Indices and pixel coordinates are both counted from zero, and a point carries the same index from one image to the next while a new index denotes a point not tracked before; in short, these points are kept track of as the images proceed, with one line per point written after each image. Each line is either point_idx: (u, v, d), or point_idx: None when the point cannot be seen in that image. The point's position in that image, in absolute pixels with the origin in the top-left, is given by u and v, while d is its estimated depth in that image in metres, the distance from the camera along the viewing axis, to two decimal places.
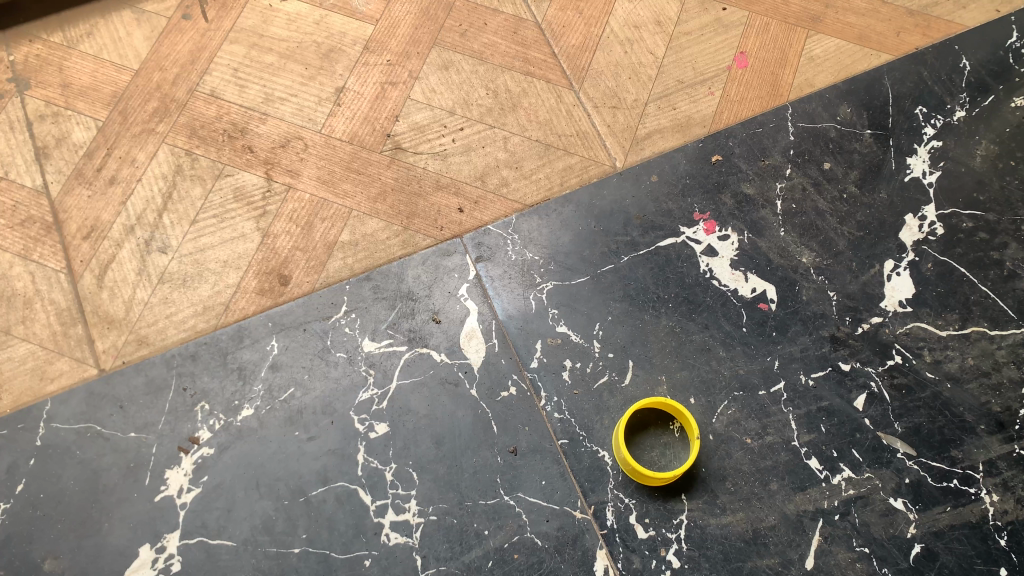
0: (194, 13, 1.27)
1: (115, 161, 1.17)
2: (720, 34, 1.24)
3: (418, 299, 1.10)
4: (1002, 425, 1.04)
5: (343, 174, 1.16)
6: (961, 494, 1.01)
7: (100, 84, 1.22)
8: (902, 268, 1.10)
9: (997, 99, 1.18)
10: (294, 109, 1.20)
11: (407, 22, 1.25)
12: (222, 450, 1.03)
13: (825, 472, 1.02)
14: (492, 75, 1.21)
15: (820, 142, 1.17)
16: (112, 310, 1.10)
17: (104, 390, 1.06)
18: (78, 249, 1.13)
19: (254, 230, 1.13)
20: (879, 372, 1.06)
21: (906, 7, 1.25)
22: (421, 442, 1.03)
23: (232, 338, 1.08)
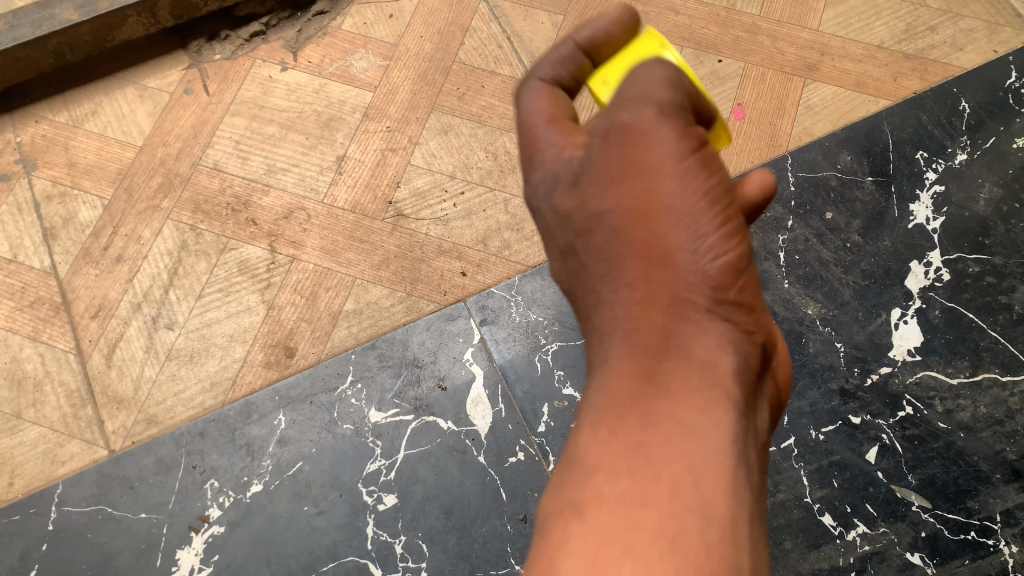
0: (196, 88, 1.29)
1: (121, 239, 1.19)
2: (717, 85, 1.23)
3: (423, 365, 1.10)
4: (1018, 473, 1.02)
5: (347, 243, 1.17)
6: (979, 546, 0.99)
7: (105, 162, 1.24)
8: (909, 317, 1.09)
9: (998, 141, 1.17)
10: (296, 179, 1.22)
11: (406, 88, 1.26)
12: (232, 527, 1.03)
13: (839, 529, 1.01)
14: (491, 138, 1.22)
15: (821, 191, 1.16)
16: (120, 390, 1.11)
17: (114, 470, 1.06)
18: (86, 328, 1.14)
19: (259, 303, 1.14)
20: (890, 424, 1.05)
21: (903, 51, 1.24)
22: (430, 513, 1.03)
23: (240, 413, 1.09)
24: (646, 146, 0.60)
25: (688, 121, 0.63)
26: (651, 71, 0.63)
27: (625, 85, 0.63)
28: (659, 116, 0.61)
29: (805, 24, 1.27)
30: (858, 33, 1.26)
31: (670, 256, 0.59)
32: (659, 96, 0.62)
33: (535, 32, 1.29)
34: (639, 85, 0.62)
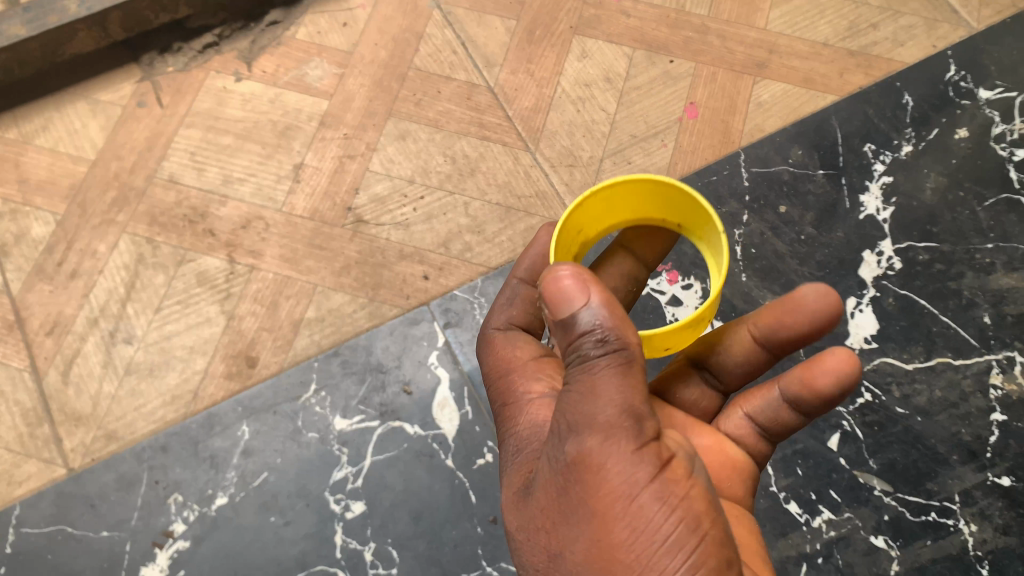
0: (149, 100, 1.27)
1: (76, 254, 1.18)
2: (669, 86, 1.26)
3: (388, 371, 1.10)
4: (974, 454, 1.04)
5: (306, 250, 1.16)
6: (940, 527, 1.01)
7: (57, 177, 1.22)
8: (864, 305, 1.11)
9: (941, 132, 1.21)
10: (253, 189, 1.21)
11: (362, 95, 1.26)
12: (197, 542, 1.03)
13: (805, 516, 1.02)
14: (448, 142, 1.23)
15: (774, 186, 1.18)
16: (79, 407, 1.09)
17: (73, 489, 1.04)
18: (42, 346, 1.13)
19: (219, 314, 1.14)
20: (850, 411, 1.07)
21: (847, 48, 1.28)
22: (399, 518, 1.02)
23: (202, 426, 1.07)
24: (596, 412, 0.61)
25: (639, 408, 0.62)
26: (605, 379, 0.61)
27: (550, 300, 0.64)
28: (619, 412, 0.61)
29: (753, 23, 1.30)
30: (804, 31, 1.29)
31: (624, 495, 0.61)
32: (608, 402, 0.61)
33: (489, 37, 1.30)
34: (590, 380, 0.62)
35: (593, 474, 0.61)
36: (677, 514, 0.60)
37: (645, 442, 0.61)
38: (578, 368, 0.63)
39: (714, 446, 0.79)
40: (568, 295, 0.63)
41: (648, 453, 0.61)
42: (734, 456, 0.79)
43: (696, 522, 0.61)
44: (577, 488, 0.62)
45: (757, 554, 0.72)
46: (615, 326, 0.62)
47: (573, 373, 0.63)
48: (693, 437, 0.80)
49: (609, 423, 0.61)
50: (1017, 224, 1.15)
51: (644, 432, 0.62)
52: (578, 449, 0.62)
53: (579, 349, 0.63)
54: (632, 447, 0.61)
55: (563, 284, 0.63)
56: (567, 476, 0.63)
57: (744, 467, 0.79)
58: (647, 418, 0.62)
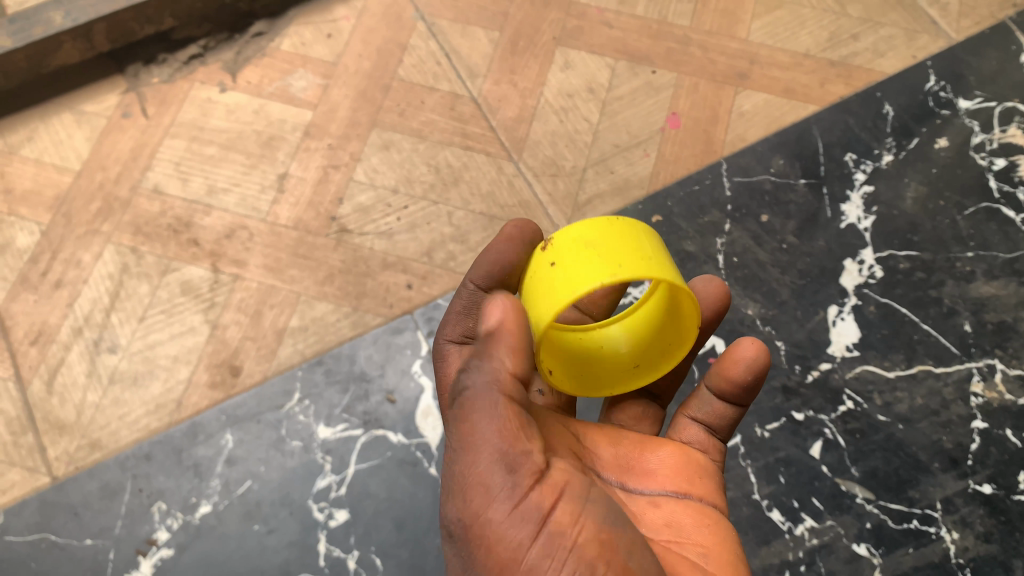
0: (134, 111, 1.28)
1: (60, 264, 1.18)
2: (651, 96, 1.26)
3: (371, 380, 1.10)
4: (955, 462, 1.05)
5: (290, 260, 1.17)
6: (922, 534, 1.02)
7: (42, 188, 1.23)
8: (845, 313, 1.12)
9: (922, 142, 1.21)
10: (237, 199, 1.22)
11: (346, 105, 1.27)
12: (181, 550, 1.02)
13: (787, 524, 1.02)
14: (432, 152, 1.23)
15: (756, 195, 1.19)
16: (62, 416, 1.09)
17: (57, 497, 1.04)
18: (25, 355, 1.13)
19: (203, 323, 1.14)
20: (833, 419, 1.07)
21: (828, 58, 1.29)
22: (382, 527, 1.02)
23: (186, 435, 1.08)
24: (487, 475, 0.66)
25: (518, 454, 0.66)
26: (484, 420, 0.67)
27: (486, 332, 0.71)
28: (493, 461, 0.66)
29: (735, 34, 1.31)
30: (785, 42, 1.30)
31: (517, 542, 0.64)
32: (490, 450, 0.66)
33: (472, 48, 1.31)
34: (471, 426, 0.68)
35: (485, 536, 0.65)
36: (568, 564, 0.63)
37: (526, 489, 0.65)
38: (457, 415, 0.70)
39: (679, 454, 0.82)
40: (495, 325, 0.70)
41: (533, 503, 0.65)
42: (697, 457, 0.83)
43: (587, 569, 0.63)
44: (473, 551, 0.66)
45: (728, 558, 0.74)
46: (498, 362, 0.69)
47: (457, 414, 0.70)
48: (656, 452, 0.82)
49: (495, 484, 0.65)
50: (997, 233, 1.15)
51: (522, 480, 0.65)
52: (467, 514, 0.67)
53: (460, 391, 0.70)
54: (517, 494, 0.65)
55: (492, 313, 0.71)
56: (462, 544, 0.67)
57: (708, 468, 0.83)
58: (525, 465, 0.66)
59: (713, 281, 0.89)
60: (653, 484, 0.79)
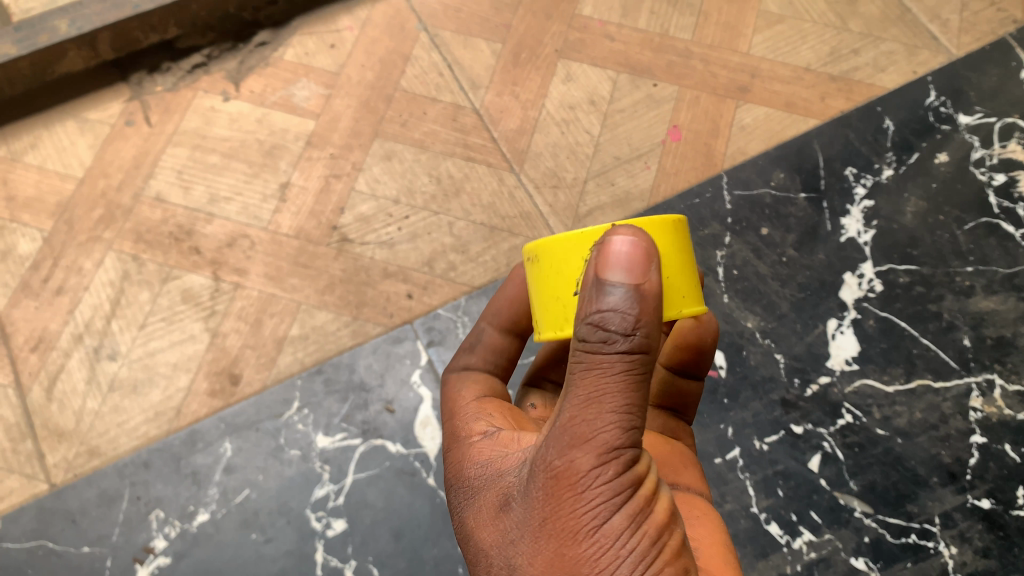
0: (137, 119, 1.29)
1: (62, 271, 1.18)
2: (653, 109, 1.27)
3: (370, 389, 1.10)
4: (954, 476, 1.05)
5: (291, 268, 1.17)
6: (920, 549, 1.01)
7: (45, 195, 1.23)
8: (845, 326, 1.12)
9: (922, 156, 1.22)
10: (239, 208, 1.22)
11: (348, 115, 1.27)
12: (178, 558, 1.02)
13: (785, 537, 1.02)
14: (434, 162, 1.24)
15: (756, 208, 1.19)
16: (61, 423, 1.10)
17: (55, 504, 1.05)
18: (26, 361, 1.14)
19: (203, 331, 1.14)
20: (831, 432, 1.07)
21: (830, 73, 1.29)
22: (380, 536, 1.02)
23: (185, 443, 1.08)
24: (601, 430, 0.58)
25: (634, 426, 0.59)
26: (618, 371, 0.58)
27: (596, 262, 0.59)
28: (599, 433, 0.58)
29: (736, 48, 1.31)
30: (786, 56, 1.31)
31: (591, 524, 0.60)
32: (613, 401, 0.58)
33: (475, 60, 1.31)
34: (605, 372, 0.58)
35: (576, 488, 0.59)
36: (638, 530, 0.61)
37: (634, 453, 0.60)
38: (584, 362, 0.59)
39: (660, 448, 0.87)
40: (625, 261, 0.58)
41: (628, 469, 0.60)
42: (676, 449, 0.88)
43: (657, 532, 0.62)
44: (552, 499, 0.60)
45: (720, 539, 0.75)
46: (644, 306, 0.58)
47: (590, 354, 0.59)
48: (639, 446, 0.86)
49: (605, 441, 0.58)
50: (997, 248, 1.16)
51: (633, 441, 0.59)
52: (564, 458, 0.59)
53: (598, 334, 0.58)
54: (622, 456, 0.59)
55: (618, 250, 0.58)
56: (545, 486, 0.60)
57: (688, 460, 0.87)
58: (642, 428, 0.60)
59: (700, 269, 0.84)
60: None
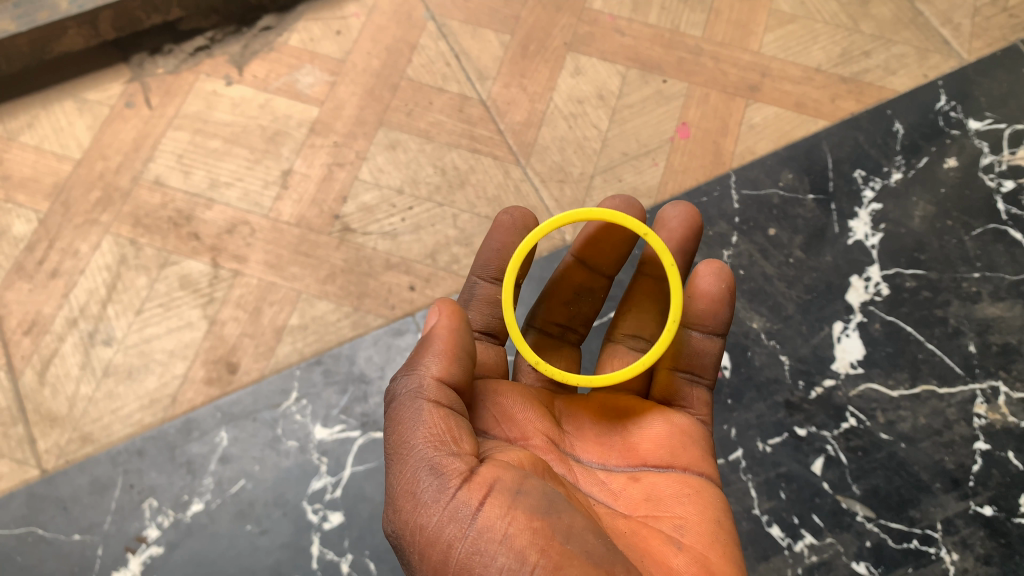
0: (137, 101, 1.26)
1: (57, 253, 1.16)
2: (662, 105, 1.26)
3: (370, 381, 1.08)
4: (957, 482, 1.04)
5: (291, 257, 1.15)
6: (921, 554, 1.01)
7: (41, 175, 1.21)
8: (851, 329, 1.11)
9: (931, 160, 1.21)
10: (240, 194, 1.20)
11: (353, 103, 1.26)
12: (171, 548, 1.01)
13: (787, 540, 1.01)
14: (439, 153, 1.22)
15: (764, 208, 1.18)
16: (54, 408, 1.08)
17: (45, 491, 1.03)
18: (19, 345, 1.12)
19: (201, 319, 1.12)
20: (835, 435, 1.06)
21: (840, 74, 1.29)
22: (377, 531, 1.00)
23: (180, 431, 1.06)
24: (415, 483, 0.68)
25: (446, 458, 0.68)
26: (414, 424, 0.70)
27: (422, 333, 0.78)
28: (419, 468, 0.68)
29: (747, 46, 1.30)
30: (797, 56, 1.30)
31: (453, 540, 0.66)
32: (417, 455, 0.69)
33: (483, 51, 1.30)
34: (403, 435, 0.71)
35: (422, 545, 0.67)
36: (500, 557, 0.64)
37: (455, 489, 0.67)
38: (391, 425, 0.73)
39: (665, 425, 0.83)
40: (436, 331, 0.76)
41: (460, 502, 0.66)
42: (682, 423, 0.83)
43: (520, 558, 0.63)
44: (413, 564, 0.68)
45: (707, 527, 0.74)
46: (427, 361, 0.74)
47: (390, 428, 0.73)
48: (642, 424, 0.83)
49: (423, 493, 0.67)
50: (1004, 255, 1.15)
51: (449, 481, 0.67)
52: (401, 522, 0.68)
53: (398, 401, 0.74)
54: (445, 496, 0.67)
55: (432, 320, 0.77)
56: (404, 556, 0.69)
57: (694, 434, 0.83)
58: (451, 465, 0.68)
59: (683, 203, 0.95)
60: (631, 459, 0.81)
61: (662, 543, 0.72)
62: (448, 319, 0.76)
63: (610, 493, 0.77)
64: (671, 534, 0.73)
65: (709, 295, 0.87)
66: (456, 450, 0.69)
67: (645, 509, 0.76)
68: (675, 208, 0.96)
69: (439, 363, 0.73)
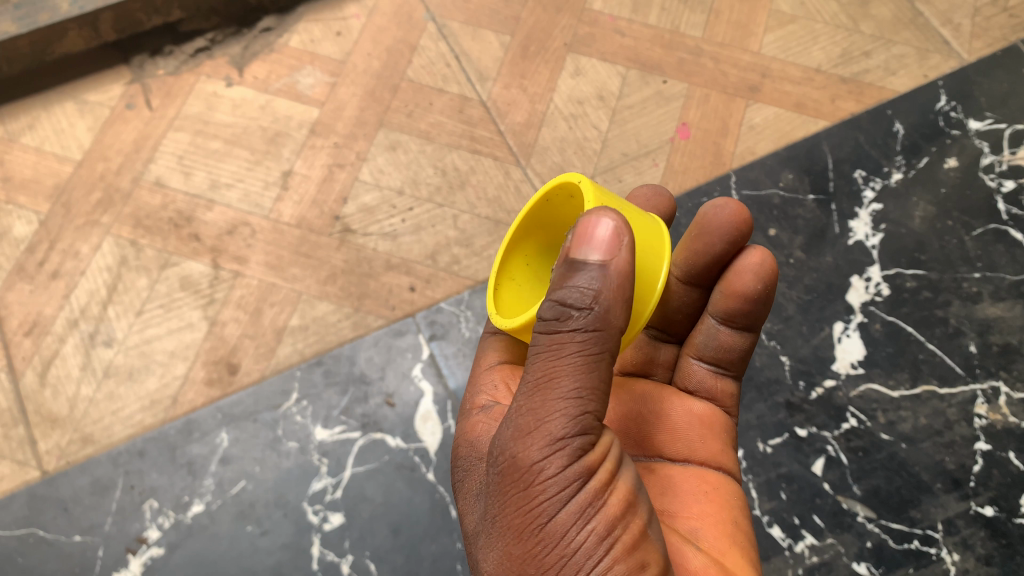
0: (138, 102, 1.27)
1: (58, 254, 1.17)
2: (662, 106, 1.26)
3: (371, 382, 1.08)
4: (957, 483, 1.04)
5: (292, 258, 1.15)
6: (922, 555, 1.01)
7: (41, 177, 1.21)
8: (851, 330, 1.11)
9: (931, 161, 1.21)
10: (240, 195, 1.20)
11: (353, 104, 1.26)
12: (172, 549, 1.01)
13: (788, 540, 1.01)
14: (439, 154, 1.22)
15: (764, 209, 1.18)
16: (55, 409, 1.08)
17: (46, 492, 1.03)
18: (20, 346, 1.12)
19: (201, 319, 1.12)
20: (836, 436, 1.06)
21: (840, 74, 1.29)
22: (377, 531, 1.00)
23: (181, 432, 1.06)
24: (549, 426, 0.60)
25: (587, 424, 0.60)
26: (572, 365, 0.60)
27: (576, 232, 0.62)
28: (559, 421, 0.60)
29: (747, 47, 1.30)
30: (797, 56, 1.30)
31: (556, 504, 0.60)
32: (566, 403, 0.60)
33: (483, 52, 1.30)
34: (550, 378, 0.61)
35: (532, 488, 0.60)
36: (588, 531, 0.60)
37: (582, 458, 0.60)
38: (543, 345, 0.62)
39: (682, 413, 0.82)
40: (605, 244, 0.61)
41: (585, 466, 0.60)
42: (700, 411, 0.83)
43: (608, 529, 0.60)
44: (506, 495, 0.61)
45: (722, 521, 0.75)
46: (609, 294, 0.61)
47: (540, 348, 0.62)
48: (659, 412, 0.83)
49: (554, 440, 0.60)
50: (1005, 255, 1.15)
51: (586, 445, 0.61)
52: (515, 457, 0.60)
53: (563, 323, 0.61)
54: (574, 462, 0.60)
55: (599, 228, 0.61)
56: (495, 491, 0.62)
57: (713, 424, 0.82)
58: (593, 429, 0.61)
59: (729, 205, 0.80)
60: (649, 450, 0.81)
61: (680, 537, 0.72)
62: (631, 246, 0.61)
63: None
64: (685, 532, 0.74)
65: (742, 296, 0.80)
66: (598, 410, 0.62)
67: (659, 504, 0.76)
68: (723, 208, 0.81)
69: (620, 307, 0.61)
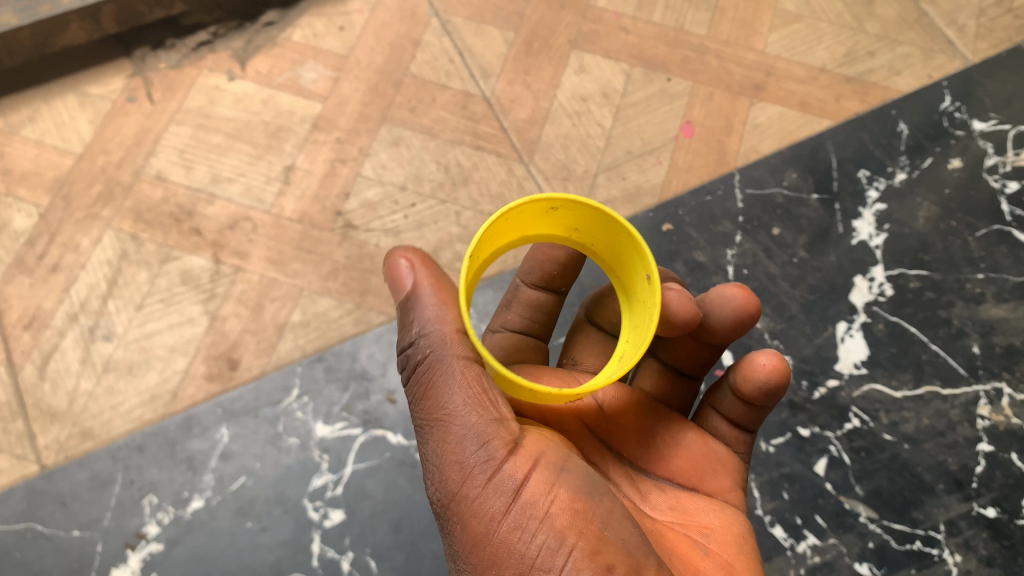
0: (139, 96, 1.26)
1: (58, 248, 1.16)
2: (665, 104, 1.25)
3: (372, 379, 1.07)
4: (960, 483, 1.04)
5: (293, 253, 1.15)
6: (924, 556, 1.01)
7: (41, 169, 1.21)
8: (854, 330, 1.11)
9: (935, 161, 1.21)
10: (242, 189, 1.20)
11: (356, 99, 1.25)
12: (171, 545, 1.00)
13: (790, 540, 1.01)
14: (443, 150, 1.21)
15: (768, 208, 1.18)
16: (54, 403, 1.08)
17: (45, 486, 1.02)
18: (19, 340, 1.12)
19: (202, 314, 1.12)
20: (838, 436, 1.06)
21: (845, 74, 1.28)
22: (377, 529, 1.00)
23: (181, 427, 1.05)
24: (461, 452, 0.67)
25: (489, 430, 0.67)
26: (449, 390, 0.68)
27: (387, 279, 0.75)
28: (466, 436, 0.67)
29: (752, 45, 1.30)
30: (802, 56, 1.29)
31: (499, 515, 0.66)
32: (459, 422, 0.68)
33: (486, 48, 1.29)
34: (438, 403, 0.69)
35: (467, 516, 0.67)
36: (540, 535, 0.65)
37: (501, 462, 0.67)
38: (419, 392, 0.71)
39: (700, 443, 0.81)
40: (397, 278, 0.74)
41: (508, 475, 0.66)
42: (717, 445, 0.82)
43: (560, 538, 0.65)
44: (452, 528, 0.68)
45: (732, 541, 0.75)
46: (435, 318, 0.71)
47: (421, 390, 0.71)
48: (679, 435, 0.82)
49: (469, 462, 0.67)
50: (1008, 256, 1.15)
51: (496, 452, 0.67)
52: (446, 491, 0.68)
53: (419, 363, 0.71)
54: (493, 466, 0.67)
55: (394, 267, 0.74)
56: (443, 521, 0.69)
57: (728, 460, 0.82)
58: (497, 434, 0.67)
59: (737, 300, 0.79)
60: (661, 469, 0.80)
61: (689, 547, 0.73)
62: (418, 274, 0.73)
63: (638, 495, 0.78)
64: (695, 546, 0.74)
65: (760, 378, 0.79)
66: (498, 416, 0.68)
67: (671, 518, 0.77)
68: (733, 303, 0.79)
69: (452, 320, 0.71)
